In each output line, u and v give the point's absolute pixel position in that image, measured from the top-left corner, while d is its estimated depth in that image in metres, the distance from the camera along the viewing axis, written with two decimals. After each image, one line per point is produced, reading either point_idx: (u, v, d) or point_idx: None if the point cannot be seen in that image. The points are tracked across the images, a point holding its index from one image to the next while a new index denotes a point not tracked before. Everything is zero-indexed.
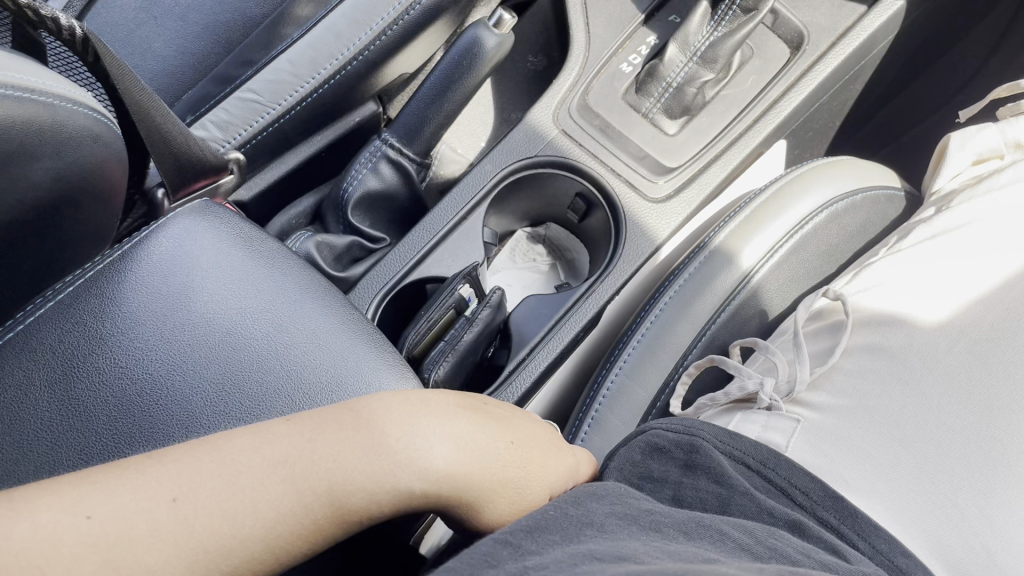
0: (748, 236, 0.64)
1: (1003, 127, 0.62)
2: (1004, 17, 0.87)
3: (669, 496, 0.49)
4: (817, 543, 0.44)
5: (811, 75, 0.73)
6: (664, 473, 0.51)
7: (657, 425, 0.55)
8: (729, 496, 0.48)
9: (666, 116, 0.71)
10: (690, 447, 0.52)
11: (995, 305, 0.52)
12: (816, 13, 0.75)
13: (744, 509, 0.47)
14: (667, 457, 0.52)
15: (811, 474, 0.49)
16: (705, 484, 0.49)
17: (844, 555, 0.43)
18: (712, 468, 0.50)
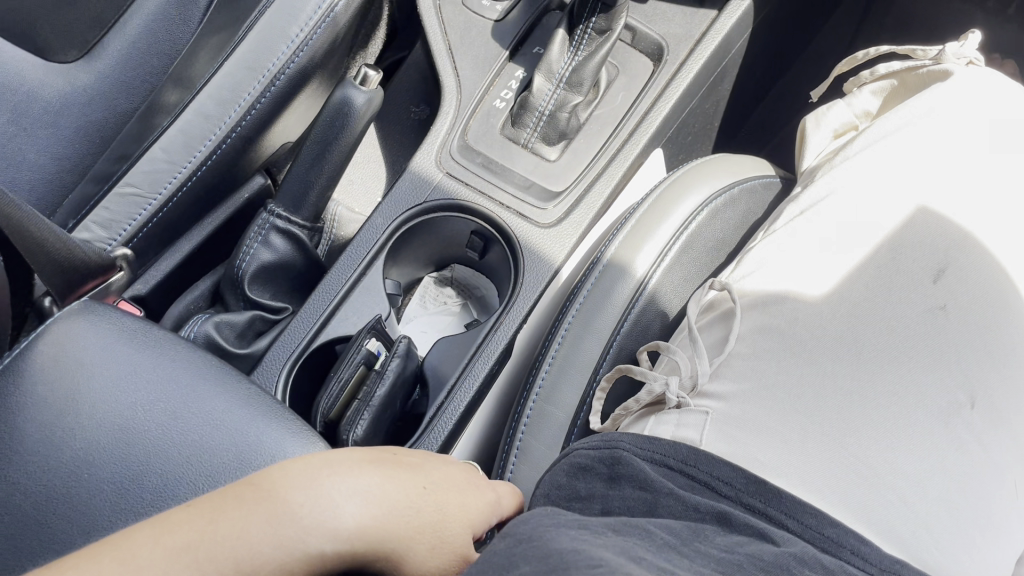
0: (639, 244, 0.65)
1: (848, 102, 0.66)
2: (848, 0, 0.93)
3: (598, 510, 0.50)
4: (746, 531, 0.45)
5: (676, 83, 0.76)
6: (590, 490, 0.51)
7: (580, 445, 0.55)
8: (655, 500, 0.48)
9: (545, 144, 0.73)
10: (612, 459, 0.52)
11: (867, 270, 0.55)
12: (671, 24, 0.78)
13: (671, 510, 0.47)
14: (592, 474, 0.52)
15: (731, 463, 0.49)
16: (630, 492, 0.49)
17: (773, 539, 0.44)
18: (636, 476, 0.50)
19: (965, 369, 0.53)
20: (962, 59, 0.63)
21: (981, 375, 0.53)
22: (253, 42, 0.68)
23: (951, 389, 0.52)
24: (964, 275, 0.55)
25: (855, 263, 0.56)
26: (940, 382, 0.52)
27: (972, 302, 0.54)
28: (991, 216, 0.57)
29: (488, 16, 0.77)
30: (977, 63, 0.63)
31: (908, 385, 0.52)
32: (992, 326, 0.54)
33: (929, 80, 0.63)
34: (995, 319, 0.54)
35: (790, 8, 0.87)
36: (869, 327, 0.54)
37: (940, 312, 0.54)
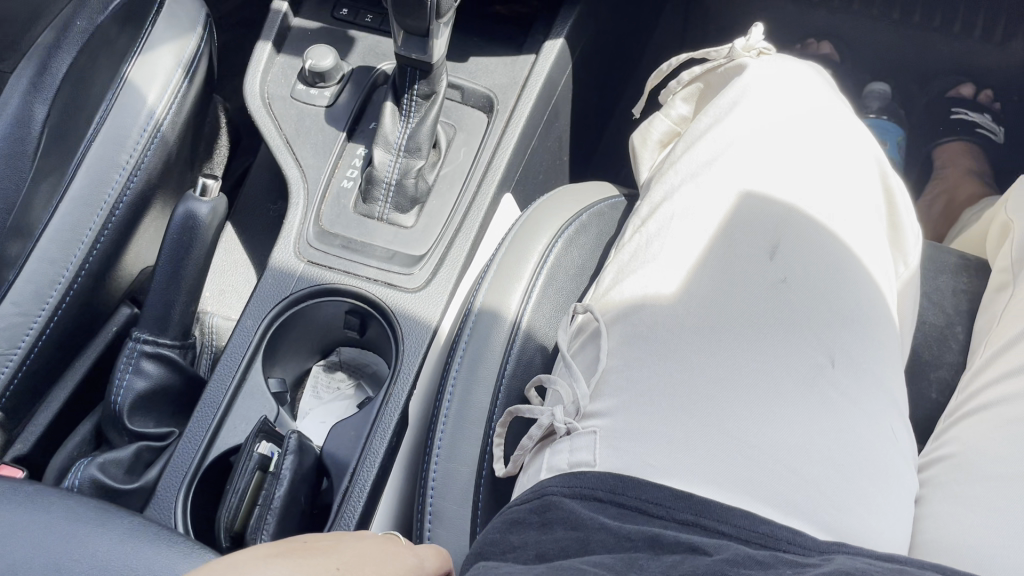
0: (506, 287, 0.67)
1: (665, 113, 0.71)
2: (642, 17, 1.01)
3: (533, 556, 0.50)
4: (678, 549, 0.47)
5: (511, 129, 0.79)
6: (524, 540, 0.51)
7: (512, 502, 0.55)
8: (587, 537, 0.49)
9: (399, 212, 0.74)
10: (542, 507, 0.52)
11: (711, 263, 0.58)
12: (494, 75, 0.81)
13: (604, 544, 0.48)
14: (525, 526, 0.52)
15: (659, 484, 0.50)
16: (563, 534, 0.50)
17: (703, 551, 0.46)
18: (566, 519, 0.50)
19: (816, 333, 0.56)
20: (753, 51, 0.67)
21: (830, 335, 0.57)
22: (86, 177, 0.68)
23: (806, 355, 0.55)
24: (794, 247, 0.59)
25: (698, 258, 0.59)
26: (797, 351, 0.55)
27: (808, 269, 0.58)
28: (809, 187, 0.61)
29: (318, 103, 0.79)
30: (768, 51, 0.68)
31: (768, 360, 0.55)
32: (831, 288, 0.58)
33: (730, 76, 0.67)
34: (832, 279, 0.58)
35: (605, 39, 0.93)
36: (720, 312, 0.57)
37: (780, 283, 0.57)
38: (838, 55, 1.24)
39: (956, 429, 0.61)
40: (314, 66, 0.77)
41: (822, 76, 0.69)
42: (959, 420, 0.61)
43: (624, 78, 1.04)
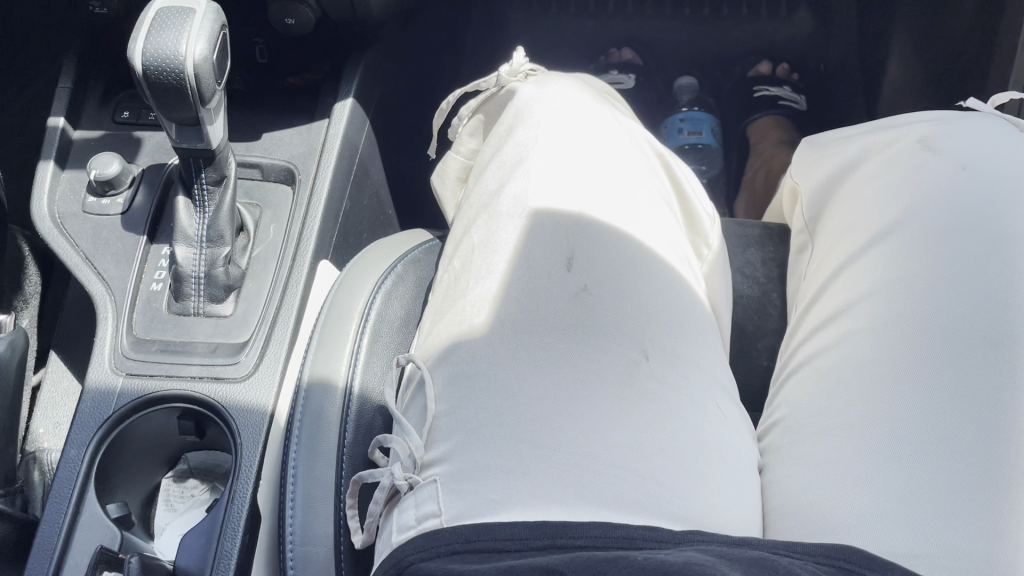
0: (331, 355, 0.65)
1: (455, 148, 0.71)
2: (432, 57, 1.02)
3: None
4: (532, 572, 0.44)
5: (317, 193, 0.78)
6: None
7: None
8: None
9: (215, 302, 0.72)
10: None
11: (512, 287, 0.59)
12: (291, 145, 0.80)
13: None
14: None
15: (515, 521, 0.48)
16: None
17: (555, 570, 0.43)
18: None
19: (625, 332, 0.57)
20: (521, 74, 0.69)
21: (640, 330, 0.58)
22: None
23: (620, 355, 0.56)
24: (589, 254, 0.60)
25: (501, 284, 0.59)
26: (611, 353, 0.56)
27: (605, 274, 0.59)
28: (595, 192, 0.63)
29: (112, 212, 0.76)
30: (535, 72, 0.70)
31: (585, 368, 0.55)
32: (631, 285, 0.59)
33: (504, 101, 0.68)
34: (630, 277, 0.60)
35: (401, 89, 0.93)
36: (531, 332, 0.57)
37: (580, 293, 0.58)
38: (642, 59, 1.29)
39: (785, 391, 0.63)
40: (100, 174, 0.75)
41: (593, 84, 0.71)
42: (786, 381, 0.63)
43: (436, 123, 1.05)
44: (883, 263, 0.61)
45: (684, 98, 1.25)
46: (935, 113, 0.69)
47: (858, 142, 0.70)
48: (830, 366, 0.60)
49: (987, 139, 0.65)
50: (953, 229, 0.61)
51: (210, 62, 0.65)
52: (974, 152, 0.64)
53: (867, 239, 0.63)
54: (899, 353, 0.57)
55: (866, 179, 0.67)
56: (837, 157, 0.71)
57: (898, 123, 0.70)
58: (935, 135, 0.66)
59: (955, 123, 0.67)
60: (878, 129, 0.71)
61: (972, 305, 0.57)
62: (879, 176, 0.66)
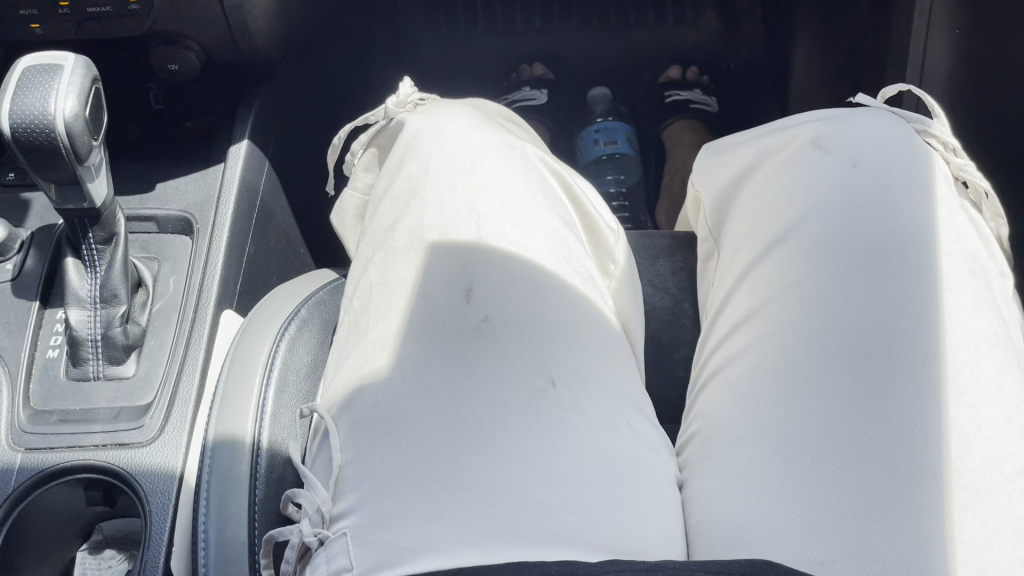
0: (237, 411, 0.62)
1: (351, 184, 0.69)
2: (333, 92, 1.00)
3: None
4: None
5: (216, 241, 0.76)
6: None
7: None
8: None
9: (116, 364, 0.69)
10: None
11: (412, 324, 0.57)
12: (187, 193, 0.78)
13: None
14: None
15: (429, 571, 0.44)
16: None
17: None
18: None
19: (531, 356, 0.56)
20: (410, 105, 0.68)
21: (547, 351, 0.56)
22: None
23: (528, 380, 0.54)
24: (489, 281, 0.58)
25: (400, 320, 0.57)
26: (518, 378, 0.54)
27: (506, 303, 0.58)
28: (491, 216, 0.61)
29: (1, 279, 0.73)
30: (424, 103, 0.69)
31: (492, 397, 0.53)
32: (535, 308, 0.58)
33: (395, 134, 0.67)
34: (533, 300, 0.58)
35: (301, 126, 0.92)
36: (433, 366, 0.54)
37: (482, 322, 0.56)
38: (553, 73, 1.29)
39: (702, 403, 0.61)
40: None
41: (486, 110, 0.71)
42: (700, 393, 0.62)
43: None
44: (786, 266, 0.61)
45: (597, 109, 1.25)
46: (823, 112, 0.70)
47: (752, 147, 0.70)
48: (738, 373, 0.59)
49: (875, 133, 0.66)
50: (847, 225, 0.61)
51: (83, 118, 0.62)
52: (863, 147, 0.65)
53: (767, 242, 0.63)
54: (804, 356, 0.56)
55: (761, 182, 0.67)
56: (733, 162, 0.71)
57: (788, 124, 0.70)
58: (824, 133, 0.67)
59: (842, 119, 0.68)
60: (769, 131, 0.71)
61: (871, 300, 0.57)
62: (774, 178, 0.66)
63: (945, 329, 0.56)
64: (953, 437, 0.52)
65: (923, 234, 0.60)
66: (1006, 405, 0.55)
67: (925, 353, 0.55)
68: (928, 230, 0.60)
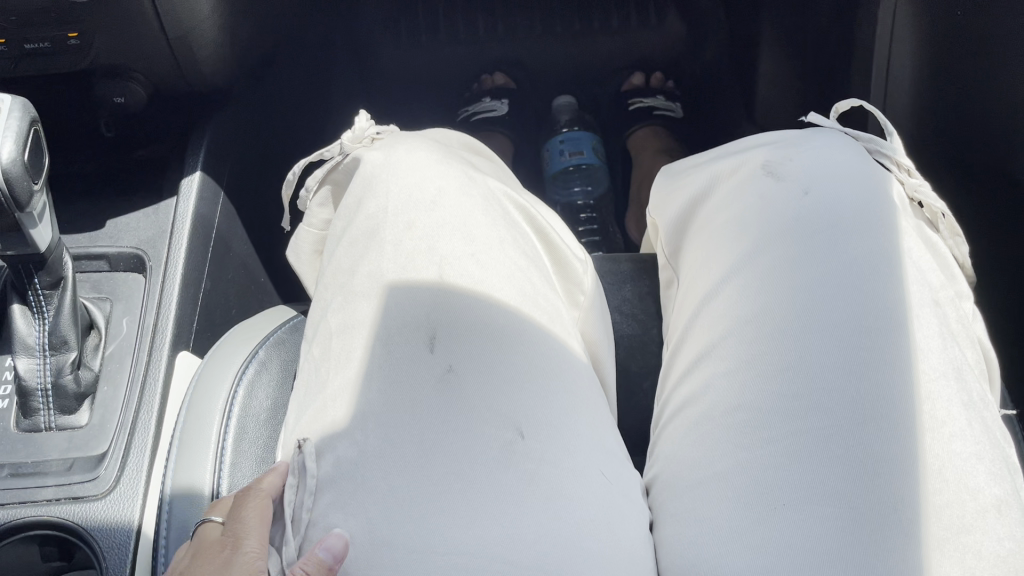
0: (194, 463, 0.60)
1: (308, 220, 0.66)
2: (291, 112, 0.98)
3: None
4: None
5: (170, 280, 0.73)
6: None
7: None
8: None
9: (68, 413, 0.67)
10: None
11: (373, 376, 0.55)
12: (138, 229, 0.75)
13: None
14: None
15: None
16: None
17: None
18: None
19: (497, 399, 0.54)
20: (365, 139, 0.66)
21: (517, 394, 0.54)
22: None
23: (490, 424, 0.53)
24: (452, 325, 0.56)
25: (361, 369, 0.55)
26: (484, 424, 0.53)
27: (470, 351, 0.55)
28: (453, 254, 0.59)
29: None
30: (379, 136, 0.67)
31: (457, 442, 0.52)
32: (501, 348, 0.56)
33: (349, 169, 0.64)
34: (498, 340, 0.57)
35: (258, 152, 0.89)
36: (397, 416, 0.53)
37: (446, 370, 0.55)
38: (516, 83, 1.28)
39: (669, 438, 0.60)
40: None
41: (441, 138, 0.68)
42: (663, 430, 0.61)
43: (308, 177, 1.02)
44: (756, 300, 0.59)
45: (563, 119, 1.23)
46: (781, 133, 0.68)
47: (709, 170, 0.69)
48: (702, 412, 0.57)
49: (834, 156, 0.64)
50: (817, 256, 0.59)
51: (22, 163, 0.59)
52: (824, 171, 0.63)
53: (734, 271, 0.62)
54: (777, 396, 0.55)
55: (720, 209, 0.66)
56: (690, 186, 0.69)
57: (748, 146, 0.68)
58: (783, 156, 0.65)
59: (800, 140, 0.66)
60: (727, 153, 0.69)
61: (841, 331, 0.56)
62: (733, 204, 0.65)
63: (915, 358, 0.55)
64: (930, 474, 0.51)
65: (892, 264, 0.58)
66: (979, 436, 0.54)
67: (899, 391, 0.53)
68: (893, 255, 0.59)
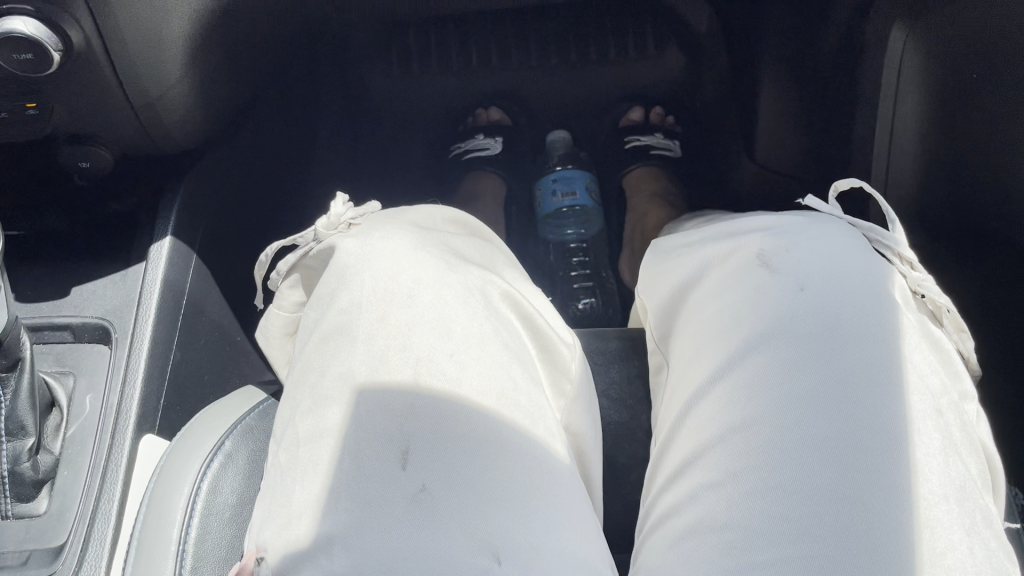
0: (151, 567, 0.55)
1: (279, 304, 0.63)
2: (275, 155, 0.94)
3: None
4: None
5: (136, 354, 0.70)
6: None
7: None
8: None
9: (25, 500, 0.63)
10: None
11: (341, 494, 0.51)
12: (105, 298, 0.72)
13: None
14: None
15: None
16: None
17: None
18: None
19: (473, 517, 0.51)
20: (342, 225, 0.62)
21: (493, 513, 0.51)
22: None
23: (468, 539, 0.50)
24: (426, 436, 0.53)
25: (329, 484, 0.52)
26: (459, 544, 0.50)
27: (443, 468, 0.52)
28: (429, 354, 0.56)
29: None
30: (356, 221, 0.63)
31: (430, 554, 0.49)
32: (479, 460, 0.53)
33: (324, 258, 0.61)
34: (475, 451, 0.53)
35: (238, 203, 0.85)
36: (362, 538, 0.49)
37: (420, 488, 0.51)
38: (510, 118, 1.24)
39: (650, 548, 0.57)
40: None
41: (422, 220, 0.65)
42: (644, 541, 0.57)
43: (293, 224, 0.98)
44: (749, 407, 0.56)
45: (557, 156, 1.20)
46: (777, 218, 0.65)
47: (699, 254, 0.66)
48: (684, 527, 0.54)
49: (833, 248, 0.61)
50: (814, 362, 0.56)
51: None
52: (824, 266, 0.60)
53: (725, 372, 0.58)
54: (769, 520, 0.51)
55: (708, 298, 0.63)
56: (681, 270, 0.66)
57: (741, 231, 0.65)
58: (778, 247, 0.62)
59: (797, 228, 0.63)
60: (720, 236, 0.66)
61: (837, 448, 0.52)
62: (723, 295, 0.62)
63: (915, 481, 0.52)
64: None
65: (892, 376, 0.55)
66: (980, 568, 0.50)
67: (899, 521, 0.50)
68: (893, 365, 0.56)
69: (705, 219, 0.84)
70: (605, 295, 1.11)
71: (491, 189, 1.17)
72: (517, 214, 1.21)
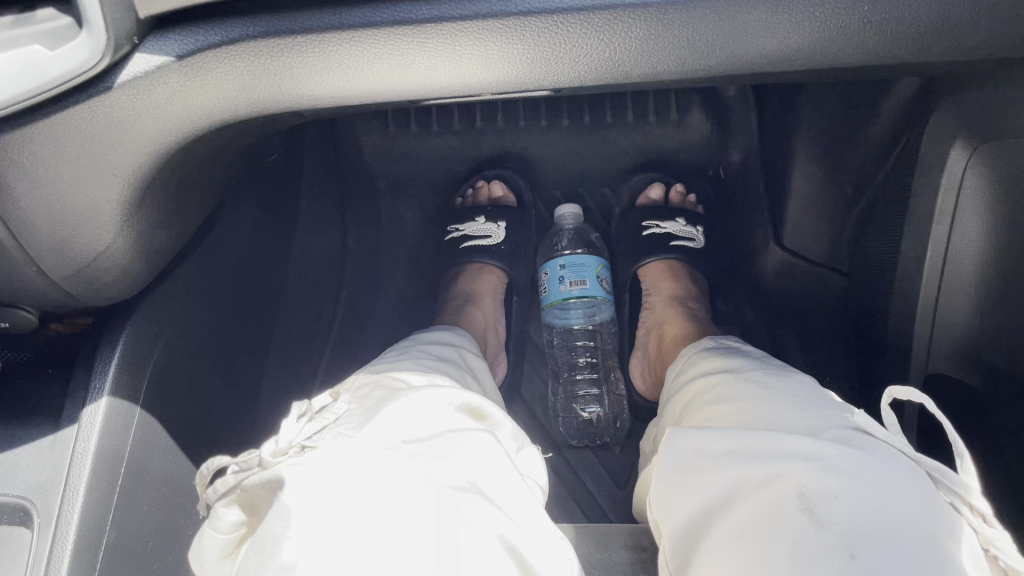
0: None
1: (213, 526, 0.52)
2: (246, 253, 0.84)
3: None
4: None
5: (59, 546, 0.59)
6: None
7: None
8: None
9: None
10: None
11: None
12: (27, 470, 0.62)
13: None
14: None
15: None
16: None
17: None
18: None
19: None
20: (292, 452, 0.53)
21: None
22: None
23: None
24: None
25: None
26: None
27: None
28: None
29: None
30: (312, 444, 0.53)
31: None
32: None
33: (271, 492, 0.51)
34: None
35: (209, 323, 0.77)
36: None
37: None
38: (516, 196, 1.14)
39: None
40: None
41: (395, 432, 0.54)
42: None
43: (268, 323, 0.89)
44: None
45: (562, 244, 1.10)
46: (822, 439, 0.54)
47: (722, 475, 0.55)
48: None
49: (892, 496, 0.50)
50: None
51: None
52: (882, 519, 0.49)
53: None
54: None
55: (731, 539, 0.51)
56: (703, 491, 0.55)
57: (777, 451, 0.54)
58: (823, 488, 0.51)
59: (848, 464, 0.52)
60: (750, 453, 0.55)
61: None
62: (756, 539, 0.50)
63: None
64: None
65: None
66: None
67: None
68: None
69: (726, 374, 0.73)
70: (611, 404, 1.05)
71: (489, 285, 1.07)
72: (518, 299, 1.09)
